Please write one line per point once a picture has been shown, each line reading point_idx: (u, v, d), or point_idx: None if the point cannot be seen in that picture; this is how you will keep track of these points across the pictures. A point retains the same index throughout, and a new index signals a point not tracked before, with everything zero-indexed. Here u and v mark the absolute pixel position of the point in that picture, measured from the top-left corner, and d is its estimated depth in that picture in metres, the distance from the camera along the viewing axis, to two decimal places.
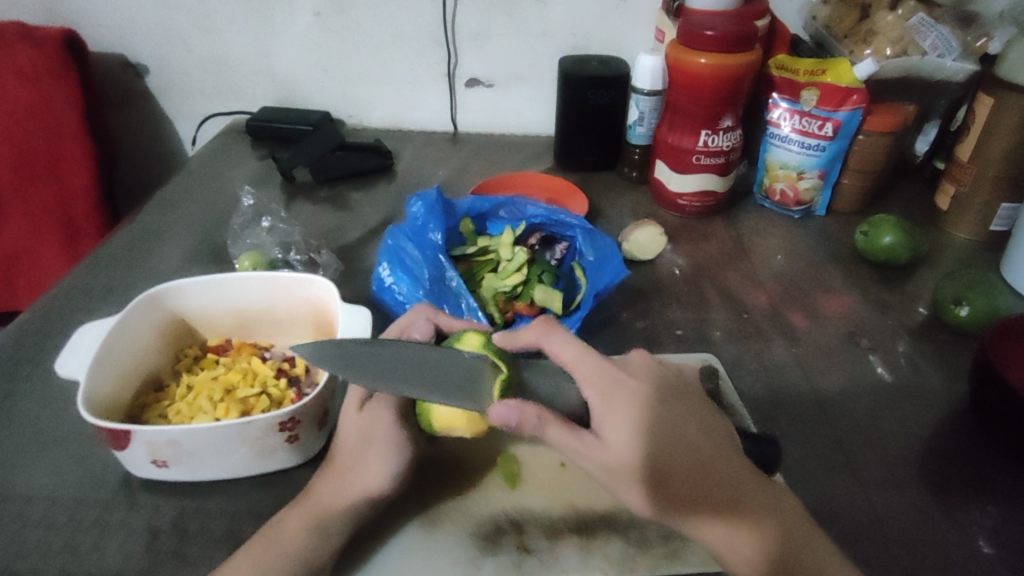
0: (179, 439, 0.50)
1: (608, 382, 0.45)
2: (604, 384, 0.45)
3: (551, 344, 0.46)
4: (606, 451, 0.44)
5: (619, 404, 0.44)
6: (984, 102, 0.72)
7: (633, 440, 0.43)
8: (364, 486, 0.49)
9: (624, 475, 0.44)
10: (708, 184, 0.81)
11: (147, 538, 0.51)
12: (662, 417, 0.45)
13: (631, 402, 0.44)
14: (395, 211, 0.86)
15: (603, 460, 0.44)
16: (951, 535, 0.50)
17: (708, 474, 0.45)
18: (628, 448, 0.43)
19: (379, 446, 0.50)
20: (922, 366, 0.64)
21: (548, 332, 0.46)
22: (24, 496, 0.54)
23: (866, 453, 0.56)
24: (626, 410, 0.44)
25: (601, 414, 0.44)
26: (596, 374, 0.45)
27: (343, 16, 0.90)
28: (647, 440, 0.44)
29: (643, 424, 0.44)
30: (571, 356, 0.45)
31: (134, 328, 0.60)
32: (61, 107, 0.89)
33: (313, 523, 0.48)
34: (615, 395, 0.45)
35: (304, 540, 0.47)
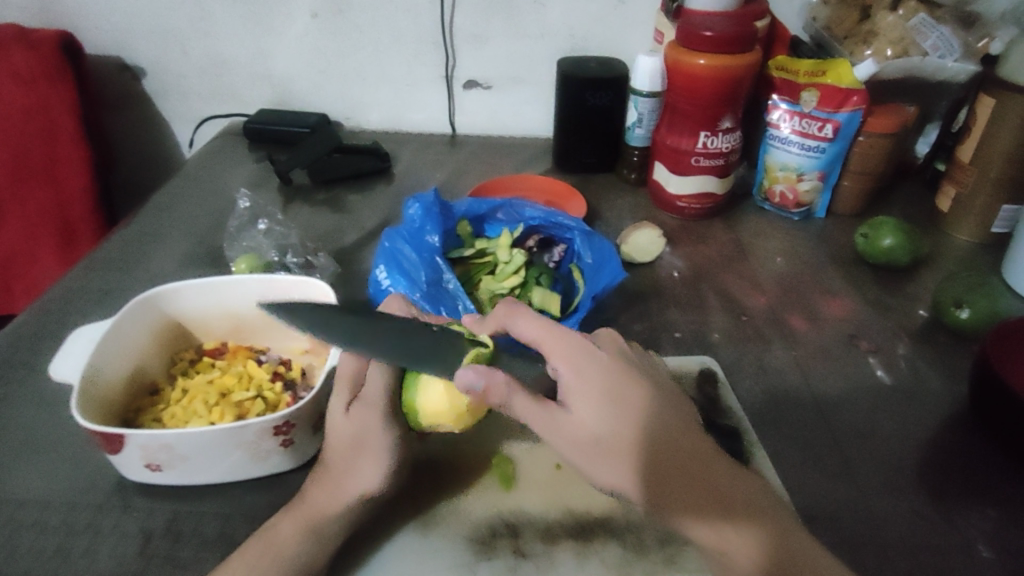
0: (173, 443, 0.50)
1: (576, 351, 0.44)
2: (573, 354, 0.44)
3: (517, 323, 0.46)
4: (574, 423, 0.43)
5: (590, 373, 0.44)
6: (985, 103, 0.72)
7: (603, 410, 0.43)
8: (357, 489, 0.49)
9: (594, 451, 0.43)
10: (707, 185, 0.81)
11: (140, 542, 0.51)
12: (632, 392, 0.45)
13: (600, 373, 0.44)
14: (392, 214, 0.86)
15: (577, 434, 0.43)
16: (954, 540, 0.49)
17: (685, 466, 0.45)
18: (594, 421, 0.43)
19: (372, 453, 0.49)
20: (923, 369, 0.63)
21: (513, 311, 0.46)
22: (16, 500, 0.53)
23: (867, 458, 0.55)
24: (592, 384, 0.44)
25: (569, 388, 0.44)
26: (561, 348, 0.44)
27: (340, 17, 0.90)
28: (615, 414, 0.43)
29: (613, 394, 0.44)
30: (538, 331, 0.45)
31: (129, 331, 0.60)
32: (57, 109, 0.89)
33: (307, 528, 0.47)
34: (584, 367, 0.44)
35: (299, 546, 0.46)
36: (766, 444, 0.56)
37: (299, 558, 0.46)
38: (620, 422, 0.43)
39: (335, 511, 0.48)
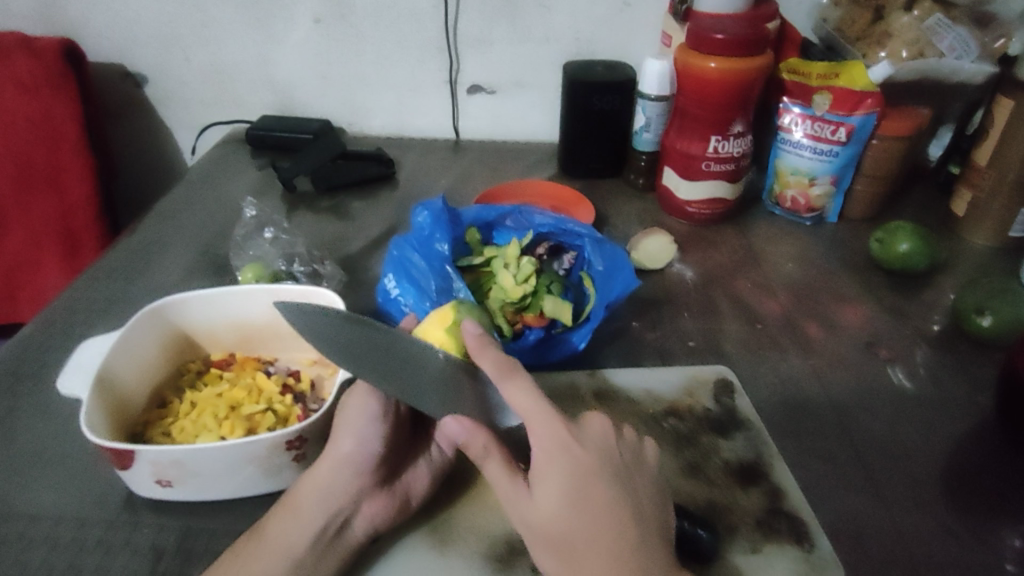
0: (184, 458, 0.49)
1: (553, 447, 0.41)
2: (548, 448, 0.41)
3: (509, 387, 0.43)
4: (532, 509, 0.42)
5: (553, 477, 0.41)
6: (1003, 105, 0.71)
7: (556, 507, 0.40)
8: (339, 460, 0.49)
9: (554, 540, 0.41)
10: (718, 191, 0.80)
11: (151, 559, 0.50)
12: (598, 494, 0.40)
13: (565, 474, 0.41)
14: (398, 221, 0.85)
15: (527, 517, 0.42)
16: (982, 556, 0.48)
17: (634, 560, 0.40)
18: (551, 510, 0.41)
19: (351, 424, 0.50)
20: (943, 377, 0.63)
21: (509, 375, 0.43)
22: (24, 516, 0.52)
23: (890, 470, 0.54)
24: (552, 471, 0.41)
25: (537, 468, 0.41)
26: (542, 430, 0.41)
27: (344, 22, 0.89)
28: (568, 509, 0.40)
29: (576, 497, 0.40)
30: (525, 406, 0.42)
31: (137, 342, 0.59)
32: (60, 117, 0.88)
33: (291, 509, 0.47)
34: (552, 448, 0.41)
35: (285, 529, 0.46)
36: (785, 457, 0.55)
37: (301, 558, 0.46)
38: (579, 520, 0.40)
39: (316, 484, 0.48)
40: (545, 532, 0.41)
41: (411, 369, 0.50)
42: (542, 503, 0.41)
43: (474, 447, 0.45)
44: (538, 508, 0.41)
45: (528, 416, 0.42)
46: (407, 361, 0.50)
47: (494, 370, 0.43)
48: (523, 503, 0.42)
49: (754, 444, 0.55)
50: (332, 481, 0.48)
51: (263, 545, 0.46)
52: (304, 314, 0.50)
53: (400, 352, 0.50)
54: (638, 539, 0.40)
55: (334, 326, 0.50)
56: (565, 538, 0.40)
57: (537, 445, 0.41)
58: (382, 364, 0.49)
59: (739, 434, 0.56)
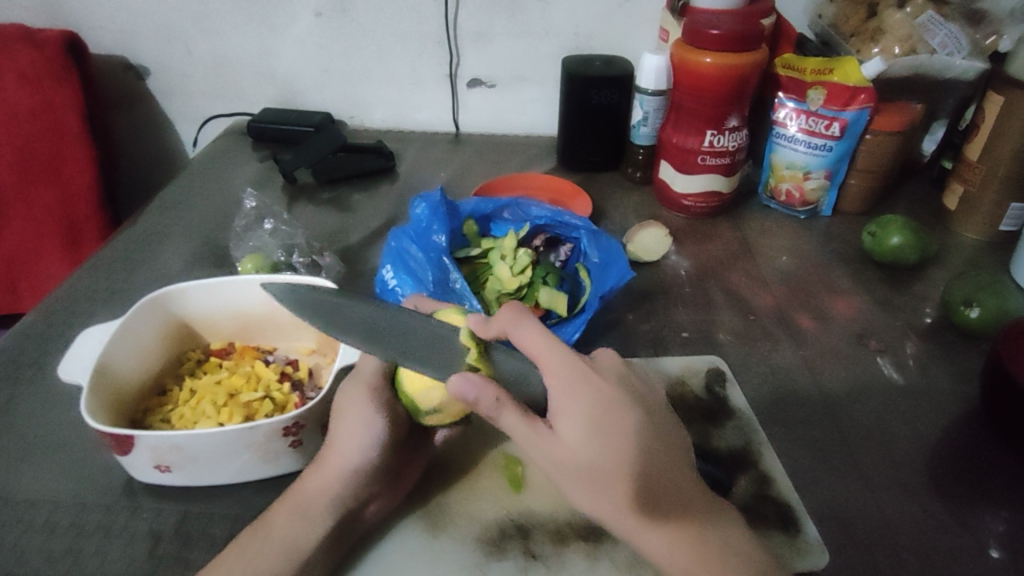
0: (182, 444, 0.50)
1: (571, 380, 0.43)
2: (566, 381, 0.43)
3: (519, 331, 0.44)
4: (567, 450, 0.43)
5: (580, 414, 0.43)
6: (994, 101, 0.72)
7: (590, 443, 0.42)
8: (345, 464, 0.49)
9: (583, 473, 0.43)
10: (713, 184, 0.80)
11: (150, 543, 0.51)
12: (623, 421, 0.43)
13: (591, 409, 0.42)
14: (397, 213, 0.86)
15: (557, 458, 0.43)
16: (965, 541, 0.49)
17: (655, 481, 0.43)
18: (578, 446, 0.42)
19: (358, 429, 0.50)
20: (932, 368, 0.64)
21: (518, 319, 0.45)
22: (24, 501, 0.53)
23: (877, 458, 0.55)
24: (579, 407, 0.43)
25: (558, 409, 0.43)
26: (559, 366, 0.44)
27: (345, 15, 0.90)
28: (596, 441, 0.42)
29: (605, 428, 0.43)
30: (540, 346, 0.44)
31: (138, 331, 0.60)
32: (62, 109, 0.89)
33: (299, 509, 0.47)
34: (573, 386, 0.43)
35: (292, 530, 0.47)
36: (775, 445, 0.56)
37: (296, 545, 0.46)
38: (612, 451, 0.42)
39: (323, 487, 0.48)
40: (576, 470, 0.43)
41: (422, 339, 0.50)
42: (568, 442, 0.43)
43: (486, 400, 0.43)
44: (570, 447, 0.43)
45: (541, 353, 0.44)
46: (415, 332, 0.51)
47: (501, 317, 0.45)
48: (552, 446, 0.43)
49: (744, 433, 0.56)
50: (341, 487, 0.49)
51: (267, 542, 0.46)
52: (326, 306, 0.54)
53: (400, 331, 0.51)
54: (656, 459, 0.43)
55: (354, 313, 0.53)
56: (598, 471, 0.42)
57: (557, 386, 0.43)
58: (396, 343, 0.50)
59: (729, 423, 0.57)
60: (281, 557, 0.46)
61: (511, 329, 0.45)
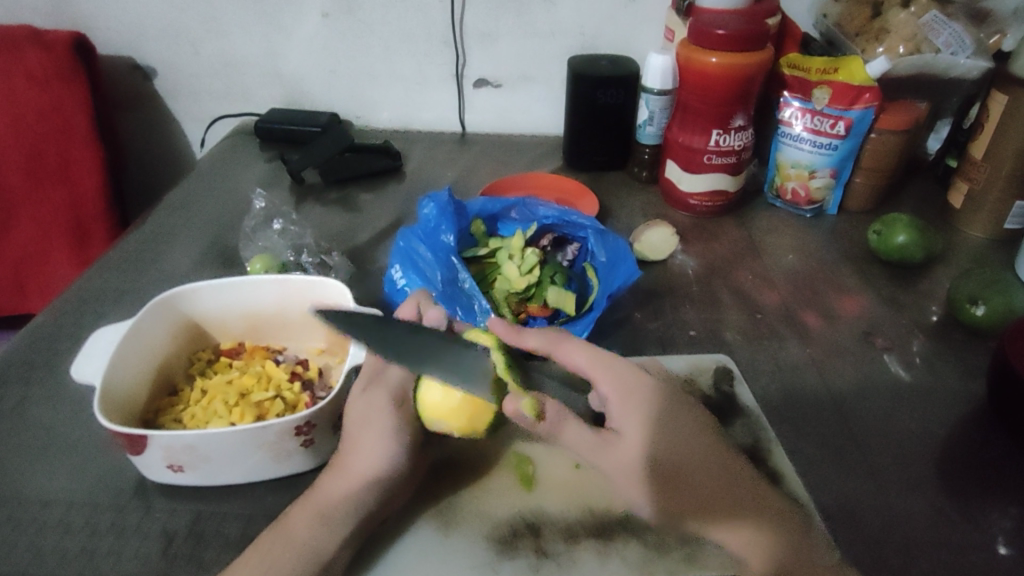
0: (196, 443, 0.50)
1: (625, 389, 0.48)
2: (621, 390, 0.48)
3: (566, 351, 0.49)
4: (625, 452, 0.47)
5: (635, 418, 0.47)
6: (997, 100, 0.73)
7: (644, 442, 0.47)
8: (366, 476, 0.50)
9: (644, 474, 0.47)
10: (718, 183, 0.81)
11: (163, 543, 0.51)
12: (674, 421, 0.48)
13: (643, 413, 0.47)
14: (405, 213, 0.86)
15: (617, 460, 0.47)
16: (973, 537, 0.50)
17: (703, 476, 0.48)
18: (639, 448, 0.47)
19: (375, 433, 0.51)
20: (938, 365, 0.64)
21: (561, 341, 0.49)
22: (38, 501, 0.54)
23: (885, 455, 0.56)
24: (636, 412, 0.47)
25: (617, 416, 0.48)
26: (609, 377, 0.48)
27: (351, 16, 0.90)
28: (654, 442, 0.47)
29: (655, 428, 0.47)
30: (589, 360, 0.49)
31: (149, 332, 0.61)
32: (70, 110, 0.89)
33: (315, 511, 0.48)
34: (627, 393, 0.48)
35: (308, 532, 0.47)
36: (783, 443, 0.57)
37: (311, 546, 0.47)
38: (662, 451, 0.47)
39: (340, 491, 0.49)
40: (638, 473, 0.47)
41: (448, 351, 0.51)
42: (630, 447, 0.47)
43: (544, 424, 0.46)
44: (627, 447, 0.47)
45: (591, 367, 0.49)
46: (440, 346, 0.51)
47: (543, 341, 0.50)
48: (611, 452, 0.47)
49: (752, 431, 0.57)
50: (357, 492, 0.49)
51: (283, 543, 0.47)
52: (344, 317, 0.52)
53: (433, 343, 0.51)
54: (705, 454, 0.48)
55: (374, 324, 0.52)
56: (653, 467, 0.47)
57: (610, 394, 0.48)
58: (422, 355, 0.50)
59: (738, 420, 0.58)
60: (297, 557, 0.46)
61: (555, 350, 0.49)
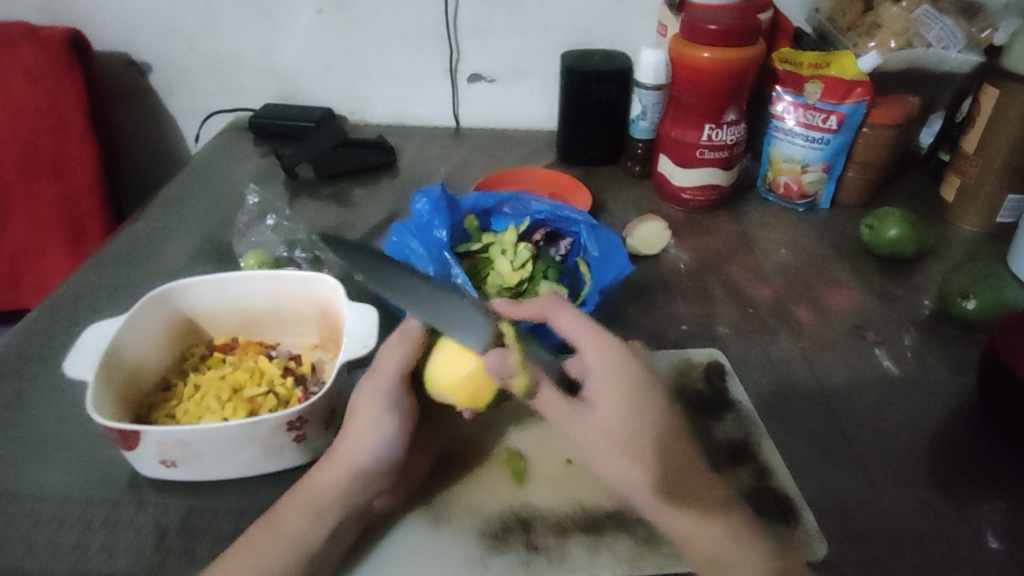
0: (187, 439, 0.50)
1: (611, 360, 0.47)
2: (607, 361, 0.47)
3: (559, 315, 0.49)
4: (602, 417, 0.46)
5: (620, 389, 0.47)
6: (988, 93, 0.72)
7: (624, 411, 0.46)
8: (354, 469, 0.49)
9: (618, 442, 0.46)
10: (711, 178, 0.81)
11: (157, 537, 0.52)
12: (655, 400, 0.47)
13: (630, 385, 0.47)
14: (398, 208, 0.86)
15: (594, 423, 0.47)
16: (960, 530, 0.50)
17: (676, 455, 0.47)
18: (618, 415, 0.46)
19: (369, 418, 0.51)
20: (929, 360, 0.64)
21: (556, 305, 0.50)
22: (33, 496, 0.54)
23: (875, 449, 0.56)
24: (619, 383, 0.47)
25: (598, 385, 0.47)
26: (597, 346, 0.48)
27: (345, 11, 0.90)
28: (634, 414, 0.46)
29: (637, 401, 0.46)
30: (579, 329, 0.49)
31: (143, 328, 0.61)
32: (63, 106, 0.89)
33: (308, 502, 0.48)
34: (612, 365, 0.47)
35: (300, 523, 0.47)
36: (773, 436, 0.57)
37: (301, 537, 0.47)
38: (640, 425, 0.46)
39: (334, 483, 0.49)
40: (611, 441, 0.46)
41: None
42: (608, 414, 0.46)
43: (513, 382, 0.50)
44: (605, 414, 0.46)
45: (581, 336, 0.48)
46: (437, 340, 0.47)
47: (541, 304, 0.50)
48: (589, 417, 0.47)
49: (743, 425, 0.57)
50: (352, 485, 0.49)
51: (274, 533, 0.47)
52: None
53: None
54: (682, 441, 0.47)
55: None
56: (630, 438, 0.46)
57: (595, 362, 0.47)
58: None
59: (729, 415, 0.58)
60: (289, 550, 0.46)
61: (552, 314, 0.50)
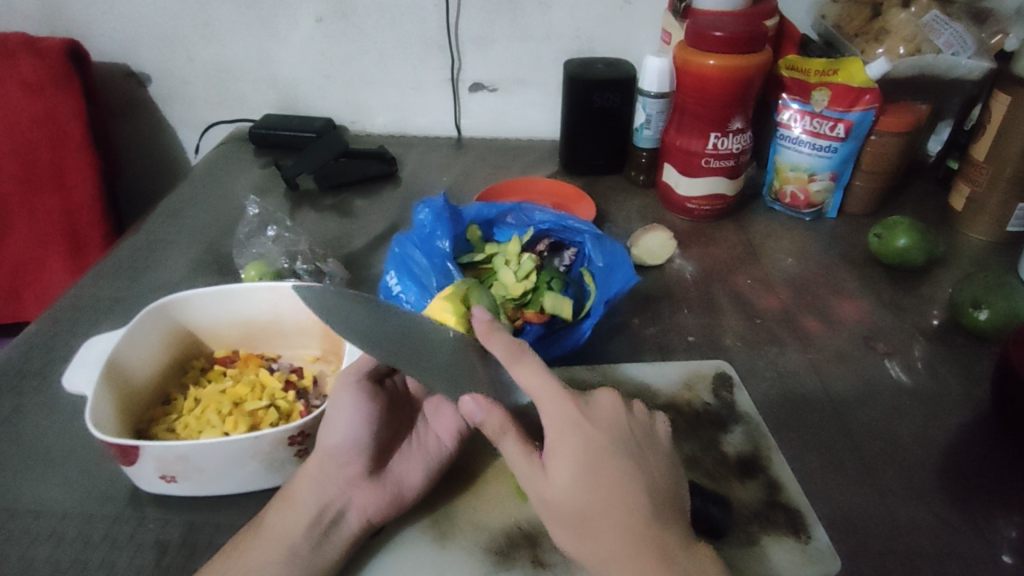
0: (188, 454, 0.50)
1: (560, 421, 0.43)
2: (557, 422, 0.43)
3: (520, 369, 0.44)
4: (545, 482, 0.42)
5: (564, 448, 0.42)
6: (999, 101, 0.72)
7: (567, 478, 0.42)
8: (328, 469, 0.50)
9: (556, 511, 0.42)
10: (717, 187, 0.80)
11: (156, 554, 0.51)
12: (606, 469, 0.42)
13: (570, 443, 0.42)
14: (401, 218, 0.85)
15: (541, 492, 0.43)
16: (979, 547, 0.49)
17: (615, 533, 0.41)
18: (562, 483, 0.42)
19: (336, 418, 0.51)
20: (941, 371, 0.63)
21: (518, 358, 0.45)
22: (30, 512, 0.53)
23: (887, 464, 0.55)
24: (566, 443, 0.42)
25: (549, 447, 0.43)
26: (550, 408, 0.43)
27: (346, 21, 0.90)
28: (569, 477, 0.42)
29: (580, 470, 0.42)
30: (538, 386, 0.44)
31: (144, 341, 0.60)
32: (65, 116, 0.89)
33: (287, 500, 0.49)
34: (561, 426, 0.43)
35: (279, 520, 0.48)
36: (784, 450, 0.56)
37: (295, 544, 0.47)
38: (577, 492, 0.41)
39: (307, 474, 0.50)
40: (561, 510, 0.42)
41: (413, 343, 0.51)
42: (553, 471, 0.42)
43: (492, 426, 0.45)
44: (548, 482, 0.42)
45: (534, 389, 0.44)
46: (411, 337, 0.52)
47: (502, 354, 0.45)
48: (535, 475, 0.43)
49: (753, 437, 0.56)
50: (320, 471, 0.50)
51: (259, 532, 0.47)
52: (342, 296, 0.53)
53: (411, 333, 0.52)
54: (622, 513, 0.41)
55: (354, 309, 0.52)
56: (563, 507, 0.42)
57: (547, 423, 0.43)
58: (389, 339, 0.50)
59: (738, 427, 0.57)
60: (276, 546, 0.46)
61: (511, 365, 0.45)
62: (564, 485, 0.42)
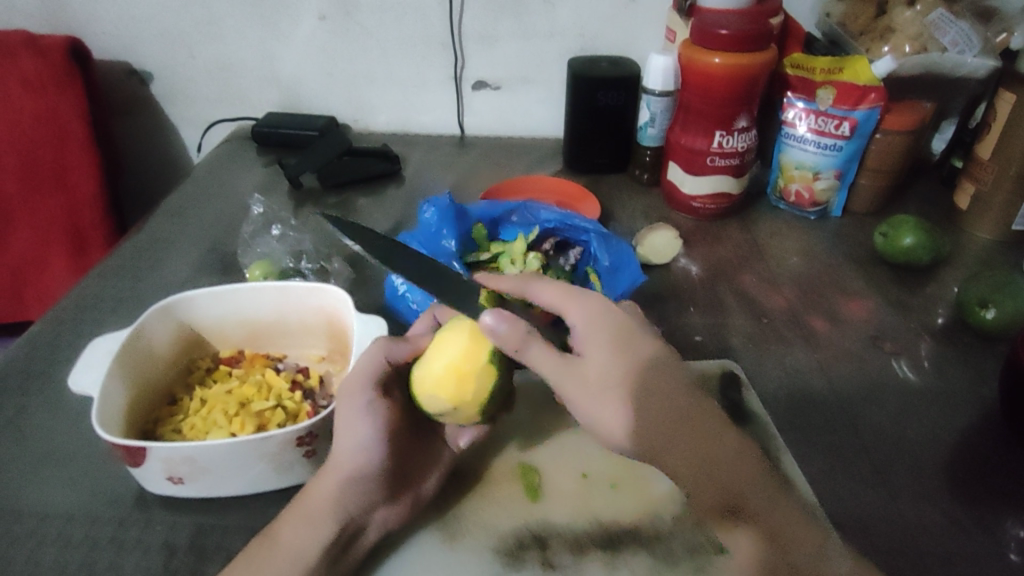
0: (195, 456, 0.49)
1: (593, 311, 0.44)
2: (590, 314, 0.44)
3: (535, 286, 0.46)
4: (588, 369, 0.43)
5: (601, 335, 0.43)
6: (1005, 99, 0.72)
7: (610, 359, 0.43)
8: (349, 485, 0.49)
9: (606, 395, 0.42)
10: (722, 185, 0.80)
11: (164, 556, 0.50)
12: (642, 343, 0.44)
13: (610, 328, 0.43)
14: (405, 217, 0.85)
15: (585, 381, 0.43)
16: (987, 545, 0.49)
17: (663, 401, 0.42)
18: (606, 364, 0.43)
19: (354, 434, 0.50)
20: (947, 369, 0.63)
21: (530, 279, 0.47)
22: (37, 514, 0.53)
23: (896, 462, 0.55)
24: (603, 329, 0.43)
25: (585, 337, 0.43)
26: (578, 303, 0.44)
27: (349, 19, 0.89)
28: (612, 359, 0.43)
29: (621, 349, 0.43)
30: (558, 291, 0.45)
31: (150, 341, 0.60)
32: (66, 116, 0.88)
33: (303, 514, 0.48)
34: (594, 314, 0.44)
35: (294, 536, 0.47)
36: (792, 450, 0.56)
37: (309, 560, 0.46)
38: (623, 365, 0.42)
39: (323, 490, 0.48)
40: (609, 390, 0.42)
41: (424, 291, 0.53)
42: (594, 359, 0.43)
43: (517, 344, 0.44)
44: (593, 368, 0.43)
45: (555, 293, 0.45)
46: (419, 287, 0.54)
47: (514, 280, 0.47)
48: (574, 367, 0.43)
49: (763, 438, 0.55)
50: (340, 490, 0.49)
51: (273, 549, 0.46)
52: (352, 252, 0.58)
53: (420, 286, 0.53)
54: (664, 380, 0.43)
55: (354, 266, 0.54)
56: (610, 385, 0.42)
57: (577, 316, 0.44)
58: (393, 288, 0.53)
59: (747, 426, 0.56)
60: (292, 564, 0.46)
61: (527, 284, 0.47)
62: (607, 364, 0.43)
